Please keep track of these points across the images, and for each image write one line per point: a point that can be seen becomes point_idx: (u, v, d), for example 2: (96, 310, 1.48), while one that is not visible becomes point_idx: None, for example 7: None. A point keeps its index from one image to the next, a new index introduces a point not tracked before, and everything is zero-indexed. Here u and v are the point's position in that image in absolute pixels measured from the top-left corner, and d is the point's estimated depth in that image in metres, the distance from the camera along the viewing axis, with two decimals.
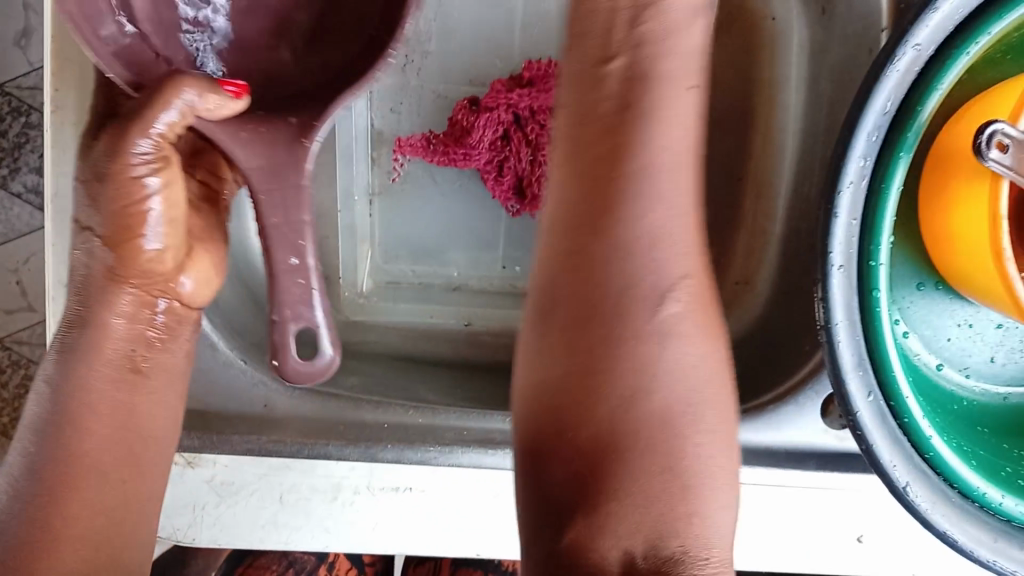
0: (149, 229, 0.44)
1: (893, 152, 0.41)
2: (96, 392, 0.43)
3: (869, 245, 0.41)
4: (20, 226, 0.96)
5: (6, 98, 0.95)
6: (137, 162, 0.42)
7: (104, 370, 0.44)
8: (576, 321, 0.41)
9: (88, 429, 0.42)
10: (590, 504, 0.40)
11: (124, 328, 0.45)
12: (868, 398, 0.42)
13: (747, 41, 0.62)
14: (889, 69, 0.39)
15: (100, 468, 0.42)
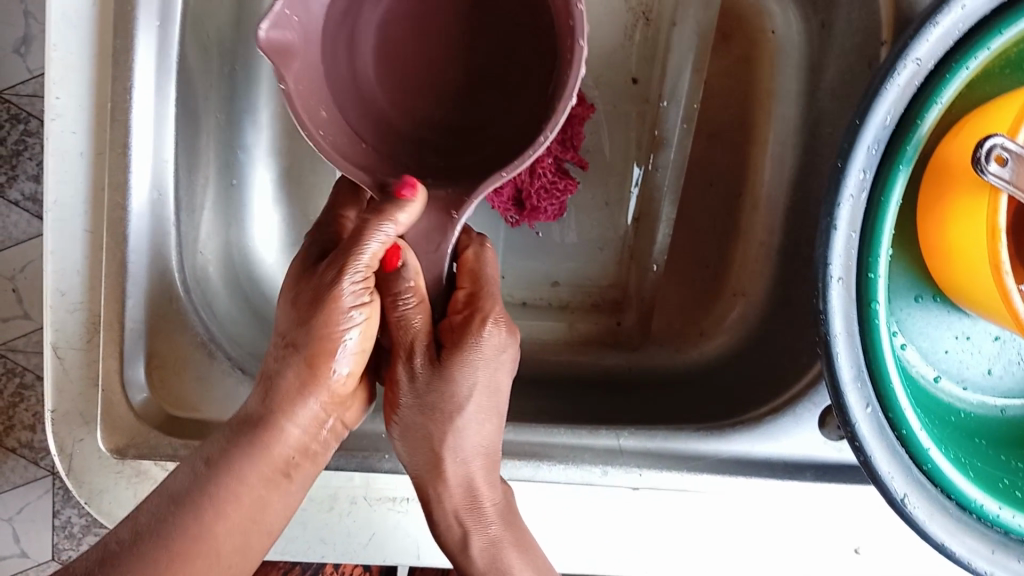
0: (340, 359, 0.44)
1: (893, 163, 0.41)
2: (246, 488, 0.42)
3: (868, 256, 0.41)
4: (18, 234, 0.96)
5: (5, 105, 0.93)
6: (349, 289, 0.43)
7: (265, 468, 0.43)
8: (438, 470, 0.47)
9: (226, 513, 0.42)
10: None
11: (297, 438, 0.44)
12: (866, 409, 0.42)
13: (748, 52, 0.62)
14: (889, 82, 0.40)
15: (218, 550, 0.41)
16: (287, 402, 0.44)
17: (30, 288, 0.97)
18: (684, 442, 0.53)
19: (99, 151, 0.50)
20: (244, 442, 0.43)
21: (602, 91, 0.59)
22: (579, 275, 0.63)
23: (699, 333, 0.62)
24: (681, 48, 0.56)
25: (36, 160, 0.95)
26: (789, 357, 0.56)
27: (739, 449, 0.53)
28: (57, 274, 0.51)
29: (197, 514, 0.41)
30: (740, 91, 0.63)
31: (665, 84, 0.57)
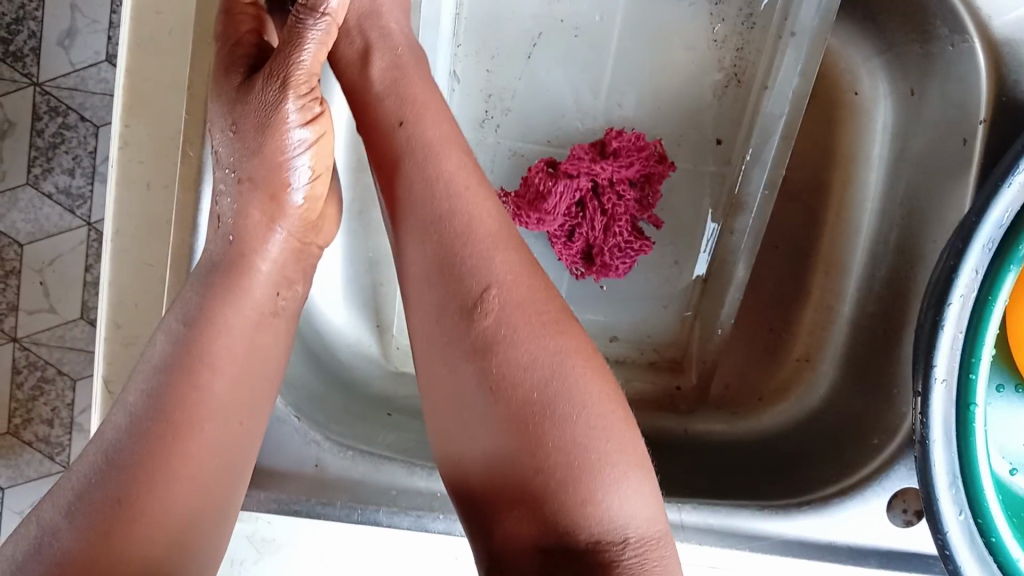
0: (296, 174, 0.42)
1: (1004, 262, 0.39)
2: (233, 339, 0.40)
3: (970, 357, 0.39)
4: (49, 226, 0.95)
5: (46, 97, 0.94)
6: (291, 109, 0.41)
7: (245, 307, 0.41)
8: (437, 256, 0.40)
9: (219, 370, 0.39)
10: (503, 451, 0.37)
11: (270, 272, 0.43)
12: (958, 516, 0.40)
13: (829, 111, 0.60)
14: (1008, 180, 0.38)
15: (220, 408, 0.39)
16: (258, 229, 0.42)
17: (58, 282, 0.96)
18: (748, 523, 0.51)
19: (167, 184, 0.49)
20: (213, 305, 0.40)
21: (684, 152, 0.59)
22: (641, 333, 0.63)
23: (761, 399, 0.61)
24: (771, 114, 0.56)
25: (74, 154, 0.94)
26: (858, 434, 0.54)
27: (807, 531, 0.51)
28: (113, 305, 0.49)
29: (188, 384, 0.38)
30: (812, 151, 0.61)
31: (750, 145, 0.57)
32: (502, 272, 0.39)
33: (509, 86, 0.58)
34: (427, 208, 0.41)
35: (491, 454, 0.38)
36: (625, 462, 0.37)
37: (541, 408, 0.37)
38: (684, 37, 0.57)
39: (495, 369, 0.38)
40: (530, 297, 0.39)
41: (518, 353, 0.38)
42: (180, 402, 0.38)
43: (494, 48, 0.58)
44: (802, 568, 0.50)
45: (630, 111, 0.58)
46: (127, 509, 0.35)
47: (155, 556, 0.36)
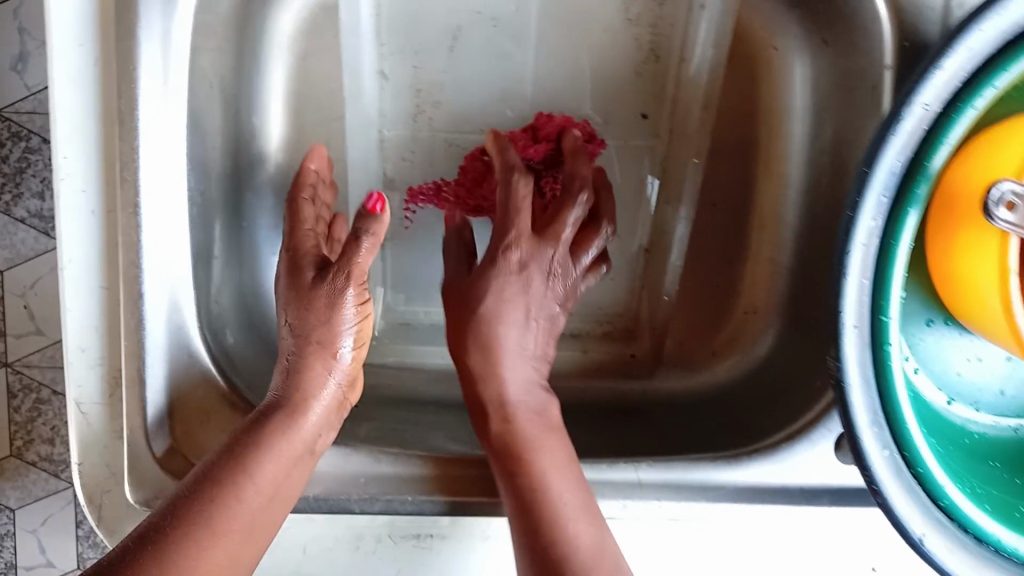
0: (344, 349, 0.52)
1: (904, 205, 0.41)
2: (273, 459, 0.45)
3: (880, 301, 0.41)
4: (26, 251, 0.96)
5: (6, 123, 0.94)
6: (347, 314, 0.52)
7: (286, 452, 0.46)
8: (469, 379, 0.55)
9: (263, 475, 0.44)
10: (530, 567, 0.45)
11: (320, 419, 0.50)
12: (884, 451, 0.42)
13: (750, 69, 0.62)
14: (895, 129, 0.40)
15: (249, 516, 0.43)
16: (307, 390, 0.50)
17: (42, 304, 0.97)
18: (706, 474, 0.53)
19: (111, 210, 0.51)
20: (264, 443, 0.46)
21: (613, 129, 0.62)
22: (593, 306, 0.66)
23: (714, 353, 0.63)
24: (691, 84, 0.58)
25: (40, 177, 0.95)
26: (803, 379, 0.56)
27: (760, 476, 0.54)
28: (76, 332, 0.51)
29: (235, 491, 0.43)
30: (734, 108, 0.63)
31: (675, 117, 0.60)
32: (533, 433, 0.51)
33: (436, 80, 0.61)
34: (478, 364, 0.53)
35: (532, 562, 0.45)
36: None
37: (551, 535, 0.46)
38: (596, 19, 0.59)
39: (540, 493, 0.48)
40: (565, 469, 0.49)
41: (538, 488, 0.48)
42: (225, 481, 0.43)
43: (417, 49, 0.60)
44: (760, 512, 0.53)
45: (554, 92, 0.61)
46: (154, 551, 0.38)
47: None
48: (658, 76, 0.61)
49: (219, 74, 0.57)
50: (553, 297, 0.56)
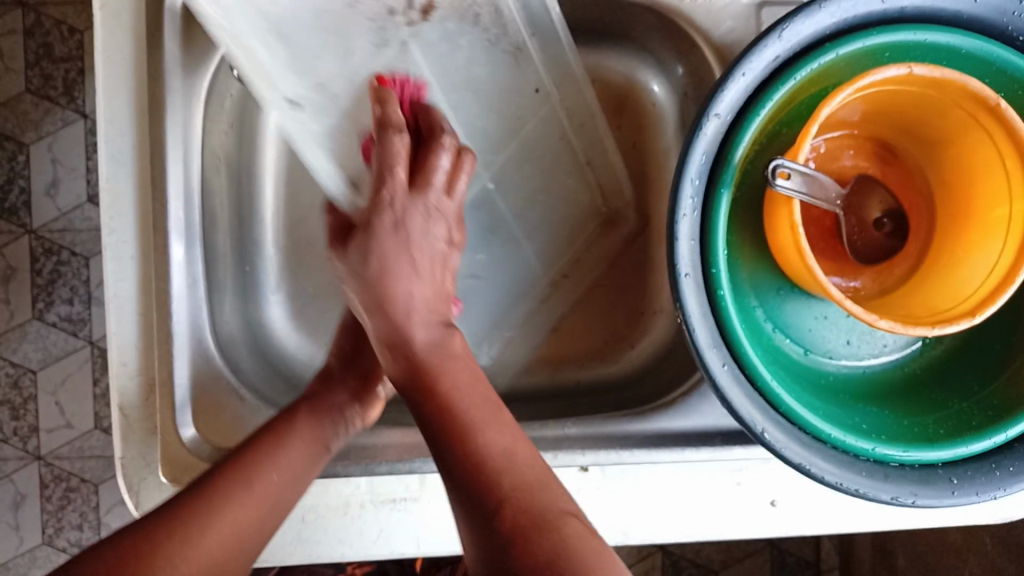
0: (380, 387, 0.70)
1: (718, 186, 0.57)
2: (298, 433, 0.63)
3: (710, 257, 0.57)
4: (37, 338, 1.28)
5: None
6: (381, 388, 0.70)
7: (309, 428, 0.64)
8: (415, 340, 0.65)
9: (290, 446, 0.62)
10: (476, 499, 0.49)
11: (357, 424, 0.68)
12: (724, 367, 0.56)
13: (639, 120, 0.81)
14: (698, 132, 0.56)
15: (277, 468, 0.60)
16: (309, 417, 0.65)
17: None
18: (620, 426, 0.69)
19: (145, 253, 0.66)
20: (292, 424, 0.63)
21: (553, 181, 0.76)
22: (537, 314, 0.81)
23: (630, 344, 0.80)
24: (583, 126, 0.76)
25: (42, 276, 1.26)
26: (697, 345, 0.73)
27: (663, 424, 0.69)
28: (119, 348, 0.66)
29: (267, 453, 0.60)
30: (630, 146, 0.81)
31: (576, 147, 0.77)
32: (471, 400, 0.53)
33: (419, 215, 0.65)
34: None
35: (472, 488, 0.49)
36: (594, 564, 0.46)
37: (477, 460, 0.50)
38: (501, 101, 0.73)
39: (468, 452, 0.50)
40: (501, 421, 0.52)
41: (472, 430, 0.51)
42: (258, 449, 0.60)
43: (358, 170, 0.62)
44: (664, 453, 0.68)
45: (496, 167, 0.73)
46: (223, 486, 0.57)
47: (231, 526, 0.55)
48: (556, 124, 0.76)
49: (225, 152, 0.74)
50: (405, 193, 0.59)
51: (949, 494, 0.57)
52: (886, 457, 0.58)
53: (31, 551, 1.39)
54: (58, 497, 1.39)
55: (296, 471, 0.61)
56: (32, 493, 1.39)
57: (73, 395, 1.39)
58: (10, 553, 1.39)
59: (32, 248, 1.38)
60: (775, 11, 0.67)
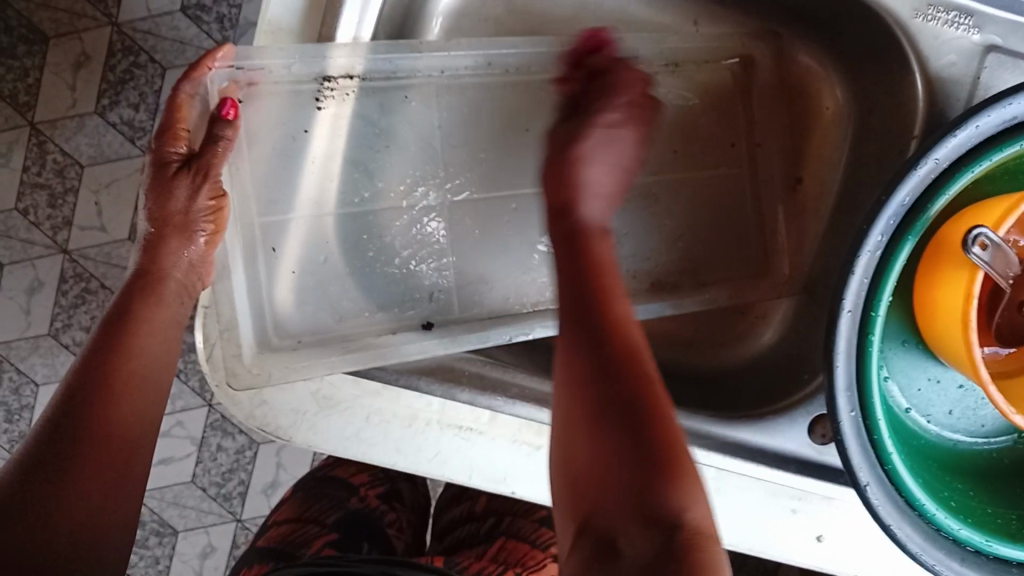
0: (196, 236, 0.68)
1: (905, 234, 0.55)
2: (128, 401, 0.61)
3: (874, 300, 0.55)
4: (110, 151, 1.23)
5: (122, 38, 1.22)
6: (198, 235, 0.68)
7: (129, 370, 0.63)
8: (573, 313, 0.54)
9: (119, 406, 0.61)
10: (596, 373, 0.50)
11: (183, 270, 0.69)
12: (850, 413, 0.55)
13: (806, 116, 0.79)
14: (912, 173, 0.53)
15: (123, 409, 0.61)
16: (119, 362, 0.63)
17: (109, 202, 1.24)
18: (700, 423, 0.69)
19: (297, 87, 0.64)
20: (116, 363, 0.62)
21: (668, 210, 0.78)
22: (652, 273, 0.77)
23: (721, 342, 0.80)
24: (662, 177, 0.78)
25: (138, 91, 1.22)
26: (809, 362, 0.72)
27: (745, 436, 0.69)
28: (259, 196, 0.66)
29: (110, 399, 0.60)
30: (784, 125, 0.79)
31: (686, 198, 0.78)
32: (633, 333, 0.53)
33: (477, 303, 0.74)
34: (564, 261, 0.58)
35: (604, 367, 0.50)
36: (680, 487, 0.46)
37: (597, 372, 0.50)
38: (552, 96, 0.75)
39: (622, 375, 0.50)
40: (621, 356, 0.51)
41: (586, 345, 0.52)
42: (90, 399, 0.59)
43: (299, 270, 0.72)
44: (741, 465, 0.67)
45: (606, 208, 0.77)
46: (80, 440, 0.57)
47: (102, 473, 0.57)
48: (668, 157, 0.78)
49: (387, 27, 0.72)
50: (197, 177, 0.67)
51: None
52: (966, 540, 0.58)
53: (34, 339, 1.25)
54: (73, 296, 1.25)
55: (139, 408, 0.62)
56: (50, 284, 1.25)
57: (114, 199, 1.24)
58: (11, 334, 1.25)
59: (111, 41, 1.22)
60: (1003, 58, 0.63)
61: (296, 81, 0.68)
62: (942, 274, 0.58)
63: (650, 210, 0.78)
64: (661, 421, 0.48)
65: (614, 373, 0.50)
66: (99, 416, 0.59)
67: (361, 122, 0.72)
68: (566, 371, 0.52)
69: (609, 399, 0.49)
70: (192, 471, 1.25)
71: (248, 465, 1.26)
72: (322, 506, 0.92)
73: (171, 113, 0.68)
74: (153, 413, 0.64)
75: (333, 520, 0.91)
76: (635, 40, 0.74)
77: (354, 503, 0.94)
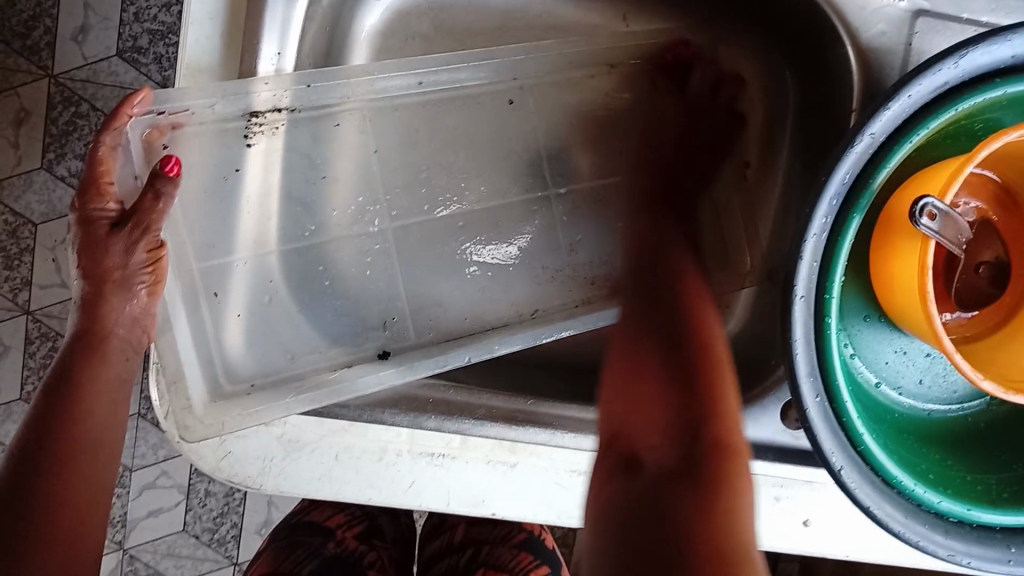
0: (135, 291, 0.63)
1: (850, 213, 0.54)
2: (76, 479, 0.60)
3: (825, 281, 0.54)
4: (61, 205, 1.21)
5: (61, 89, 1.20)
6: (139, 288, 0.63)
7: (78, 447, 0.60)
8: (668, 340, 0.57)
9: (66, 485, 0.59)
10: (691, 398, 0.51)
11: (124, 331, 0.64)
12: (816, 398, 0.55)
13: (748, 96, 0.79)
14: (849, 150, 0.52)
15: (68, 491, 0.59)
16: (65, 436, 0.60)
17: (66, 258, 1.21)
18: None
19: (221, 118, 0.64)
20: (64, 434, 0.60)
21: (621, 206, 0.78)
22: None
23: None
24: (611, 172, 0.77)
25: (82, 141, 1.20)
26: (777, 348, 0.71)
27: None
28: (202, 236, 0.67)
29: (56, 481, 0.59)
30: (725, 109, 0.78)
31: (635, 190, 0.78)
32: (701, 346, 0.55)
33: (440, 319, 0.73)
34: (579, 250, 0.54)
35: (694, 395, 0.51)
36: (738, 485, 0.46)
37: (684, 387, 0.52)
38: (489, 108, 0.75)
39: (706, 378, 0.52)
40: (710, 370, 0.53)
41: (646, 387, 0.53)
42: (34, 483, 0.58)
43: (255, 317, 0.70)
44: None
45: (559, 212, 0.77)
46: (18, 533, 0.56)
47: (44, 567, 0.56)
48: (614, 152, 0.78)
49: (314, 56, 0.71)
50: (133, 232, 0.62)
51: (1006, 562, 0.56)
52: (947, 511, 0.58)
53: (5, 405, 1.22)
54: (41, 356, 1.22)
55: (90, 480, 0.61)
56: (16, 347, 1.22)
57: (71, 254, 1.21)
58: None
59: (50, 94, 1.20)
60: (931, 23, 0.62)
61: (224, 118, 0.67)
62: (897, 245, 0.57)
63: (604, 212, 0.77)
64: (718, 418, 0.50)
65: (700, 393, 0.51)
66: (44, 496, 0.58)
67: (294, 155, 0.72)
68: (654, 389, 0.53)
69: (674, 407, 0.51)
70: (182, 520, 1.23)
71: (240, 506, 1.24)
72: (296, 557, 0.90)
73: (93, 165, 0.63)
74: (105, 481, 0.62)
75: (309, 569, 0.89)
76: (568, 43, 0.74)
77: (331, 549, 0.92)
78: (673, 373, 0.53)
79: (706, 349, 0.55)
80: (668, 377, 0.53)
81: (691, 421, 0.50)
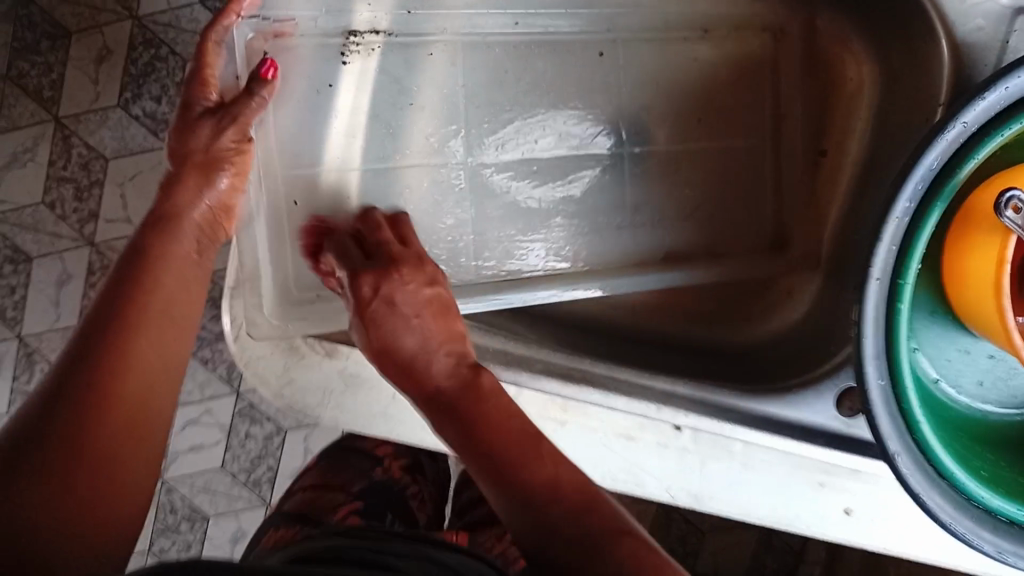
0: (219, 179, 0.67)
1: (934, 201, 0.54)
2: (125, 390, 0.52)
3: (903, 265, 0.54)
4: (134, 143, 1.24)
5: (144, 30, 1.23)
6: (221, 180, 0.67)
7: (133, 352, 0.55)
8: (465, 414, 0.59)
9: (113, 396, 0.51)
10: (530, 484, 0.52)
11: (199, 220, 0.66)
12: (879, 382, 0.55)
13: (829, 87, 0.79)
14: (940, 137, 0.52)
15: (118, 397, 0.52)
16: (130, 341, 0.55)
17: (134, 194, 1.25)
18: (724, 397, 0.68)
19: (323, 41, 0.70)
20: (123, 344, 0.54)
21: (691, 174, 0.79)
22: (676, 245, 0.79)
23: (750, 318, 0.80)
24: (688, 138, 0.79)
25: (160, 83, 1.23)
26: (834, 338, 0.71)
27: (772, 409, 0.68)
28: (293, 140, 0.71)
29: (103, 385, 0.51)
30: (804, 81, 0.80)
31: (710, 154, 0.80)
32: (491, 410, 0.59)
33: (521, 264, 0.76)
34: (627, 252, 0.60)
35: (514, 465, 0.54)
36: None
37: (495, 471, 0.54)
38: (580, 56, 0.77)
39: (508, 464, 0.54)
40: (519, 443, 0.55)
41: (479, 471, 0.55)
42: (84, 384, 0.51)
43: None
44: (767, 439, 0.67)
45: (632, 182, 0.78)
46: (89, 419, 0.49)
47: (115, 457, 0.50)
48: (694, 118, 0.79)
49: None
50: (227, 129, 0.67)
51: None
52: (999, 509, 0.58)
53: (63, 331, 1.26)
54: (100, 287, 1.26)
55: (135, 397, 0.53)
56: (79, 276, 1.26)
57: (139, 190, 1.25)
58: (41, 326, 1.26)
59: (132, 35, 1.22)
60: None
61: (326, 34, 0.71)
62: (976, 239, 0.57)
63: (672, 174, 0.79)
64: (584, 511, 0.50)
65: (495, 463, 0.55)
66: (100, 393, 0.51)
67: (385, 78, 0.73)
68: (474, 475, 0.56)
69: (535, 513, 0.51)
70: (220, 459, 1.26)
71: (277, 451, 1.27)
72: (347, 475, 0.93)
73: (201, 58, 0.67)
74: (166, 399, 0.56)
75: (358, 488, 0.90)
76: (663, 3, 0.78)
77: (378, 473, 0.95)
78: (479, 459, 0.56)
79: (474, 421, 0.58)
80: (482, 449, 0.57)
81: (528, 510, 0.51)
